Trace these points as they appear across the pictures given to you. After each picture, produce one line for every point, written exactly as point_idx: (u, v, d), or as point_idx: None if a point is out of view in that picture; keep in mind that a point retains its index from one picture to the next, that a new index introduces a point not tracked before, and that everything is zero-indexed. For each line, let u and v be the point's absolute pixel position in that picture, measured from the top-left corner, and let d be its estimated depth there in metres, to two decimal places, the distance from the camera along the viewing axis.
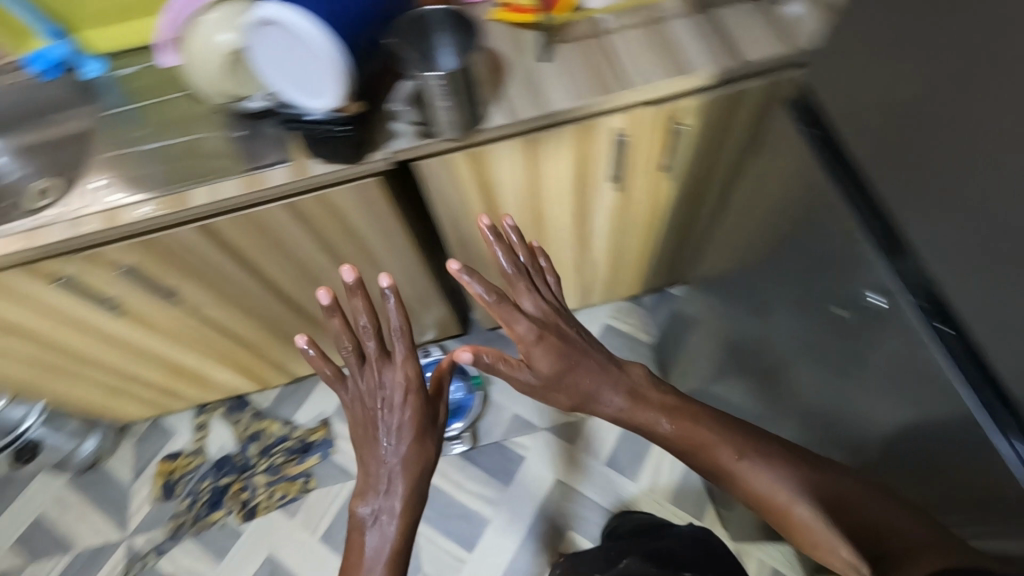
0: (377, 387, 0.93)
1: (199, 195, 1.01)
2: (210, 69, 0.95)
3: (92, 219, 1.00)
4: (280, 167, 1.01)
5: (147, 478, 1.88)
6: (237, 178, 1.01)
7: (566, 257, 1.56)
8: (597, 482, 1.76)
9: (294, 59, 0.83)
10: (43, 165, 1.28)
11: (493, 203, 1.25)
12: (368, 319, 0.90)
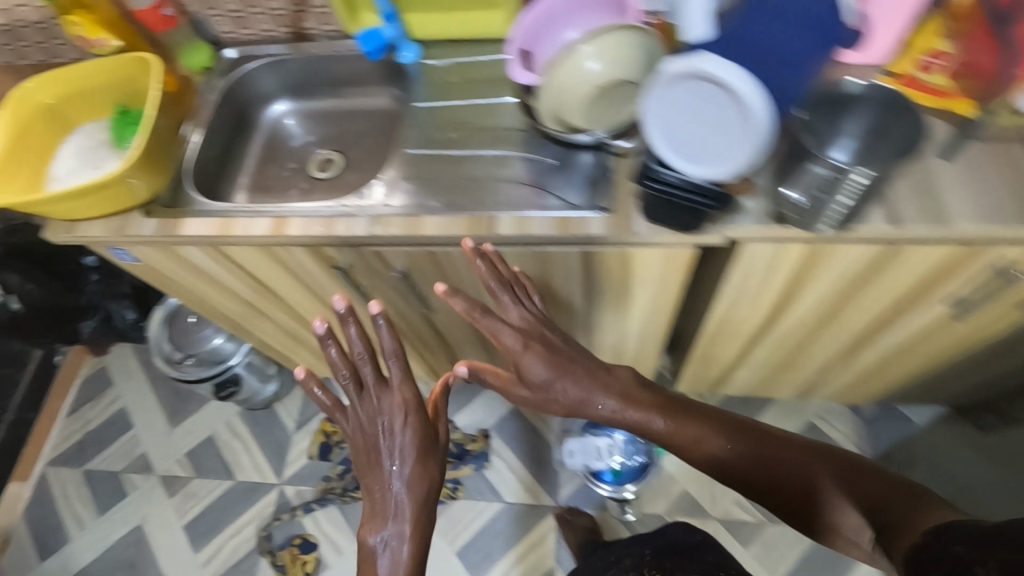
0: (380, 414, 0.87)
1: (507, 225, 0.92)
2: (566, 95, 0.85)
3: (395, 221, 0.95)
4: (600, 216, 0.91)
5: (309, 432, 1.94)
6: (550, 216, 0.92)
7: (822, 357, 1.34)
8: (586, 449, 1.65)
9: (709, 117, 0.69)
10: (326, 136, 1.27)
11: (795, 294, 1.05)
12: (358, 339, 0.88)
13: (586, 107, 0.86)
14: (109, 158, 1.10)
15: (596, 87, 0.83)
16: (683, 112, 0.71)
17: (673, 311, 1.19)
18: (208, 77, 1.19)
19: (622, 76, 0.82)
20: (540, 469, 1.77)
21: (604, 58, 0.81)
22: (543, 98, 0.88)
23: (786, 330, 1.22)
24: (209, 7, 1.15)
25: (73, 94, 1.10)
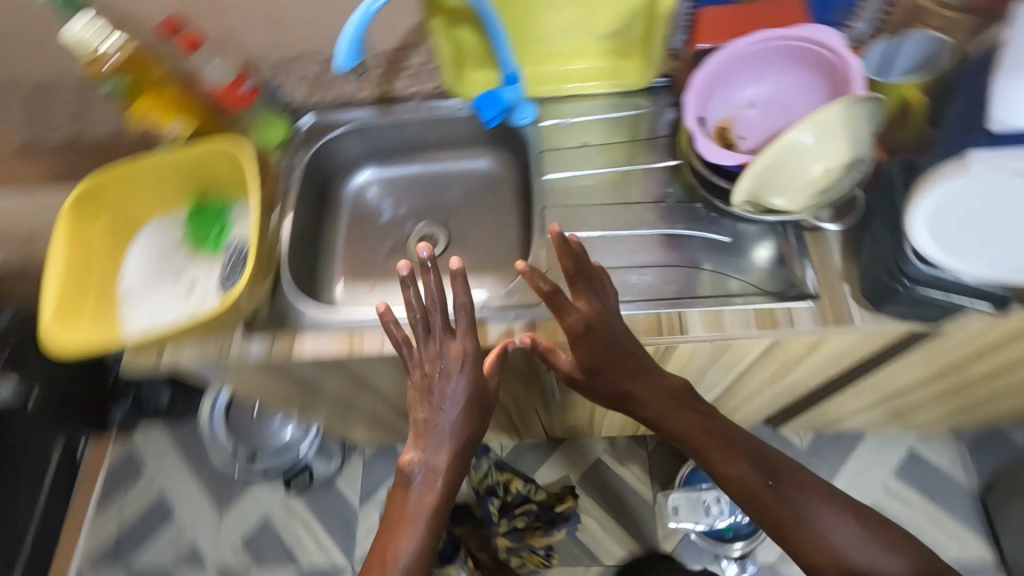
0: (434, 365, 0.73)
1: (697, 323, 0.79)
2: (777, 172, 0.72)
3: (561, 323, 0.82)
4: (808, 308, 0.77)
5: (375, 504, 1.53)
6: (748, 309, 0.79)
7: (962, 401, 1.26)
8: (695, 504, 1.48)
9: (1019, 222, 0.59)
10: (418, 206, 1.11)
11: (980, 356, 0.95)
12: (435, 289, 0.72)
13: (806, 188, 0.72)
14: (188, 261, 0.93)
15: (823, 165, 0.69)
16: (989, 215, 0.59)
17: (828, 379, 1.07)
18: (285, 152, 1.02)
19: (853, 154, 0.69)
20: (638, 526, 1.62)
21: (828, 135, 0.68)
22: (745, 181, 0.72)
23: (941, 381, 1.13)
24: (285, 71, 0.99)
25: (137, 189, 0.93)
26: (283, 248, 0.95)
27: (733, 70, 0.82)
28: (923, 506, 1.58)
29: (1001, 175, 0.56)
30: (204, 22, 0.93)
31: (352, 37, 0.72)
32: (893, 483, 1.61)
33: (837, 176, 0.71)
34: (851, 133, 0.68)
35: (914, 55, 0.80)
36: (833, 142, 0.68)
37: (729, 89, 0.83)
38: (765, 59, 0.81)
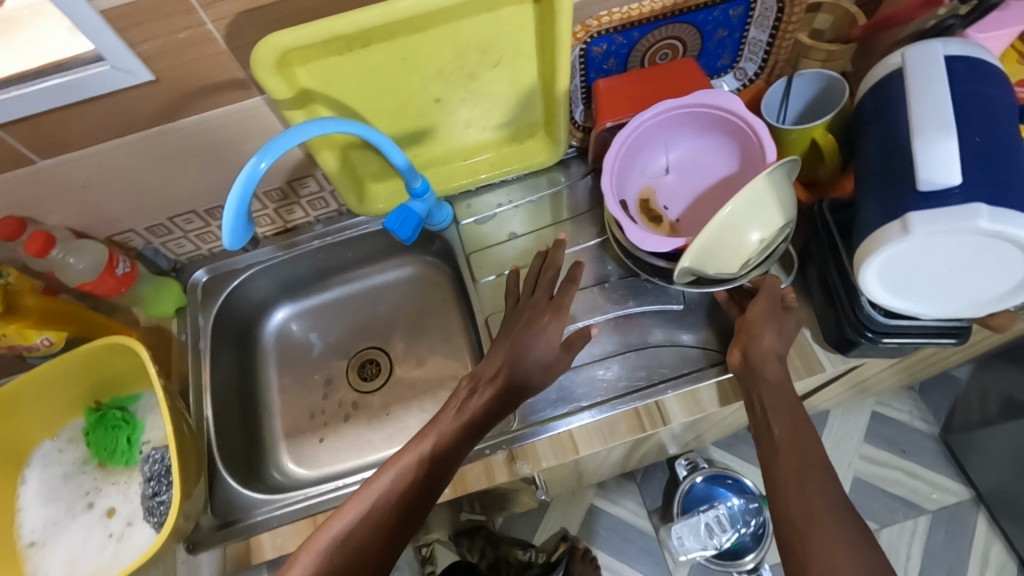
0: (514, 328, 0.73)
1: (675, 409, 0.76)
2: (722, 244, 0.67)
3: (540, 443, 0.76)
4: None
5: None
6: (718, 379, 0.77)
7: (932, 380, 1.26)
8: (693, 526, 1.35)
9: (965, 268, 0.59)
10: (349, 330, 1.02)
11: (941, 357, 0.96)
12: (537, 263, 0.80)
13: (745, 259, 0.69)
14: (98, 483, 0.79)
15: (760, 234, 0.67)
16: (938, 265, 0.59)
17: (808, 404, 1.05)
18: (184, 318, 0.91)
19: (784, 219, 0.68)
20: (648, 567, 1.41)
21: (762, 205, 0.66)
22: (688, 259, 0.67)
23: (913, 375, 1.13)
24: (163, 234, 0.87)
25: (9, 419, 0.77)
26: (211, 433, 0.83)
27: (639, 145, 0.80)
28: (902, 466, 1.35)
29: (945, 234, 0.56)
30: (50, 217, 0.77)
31: (235, 215, 0.62)
32: (867, 448, 1.37)
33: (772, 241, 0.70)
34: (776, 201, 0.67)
35: (805, 96, 0.81)
36: (763, 210, 0.66)
37: (637, 164, 0.82)
38: (665, 130, 0.81)
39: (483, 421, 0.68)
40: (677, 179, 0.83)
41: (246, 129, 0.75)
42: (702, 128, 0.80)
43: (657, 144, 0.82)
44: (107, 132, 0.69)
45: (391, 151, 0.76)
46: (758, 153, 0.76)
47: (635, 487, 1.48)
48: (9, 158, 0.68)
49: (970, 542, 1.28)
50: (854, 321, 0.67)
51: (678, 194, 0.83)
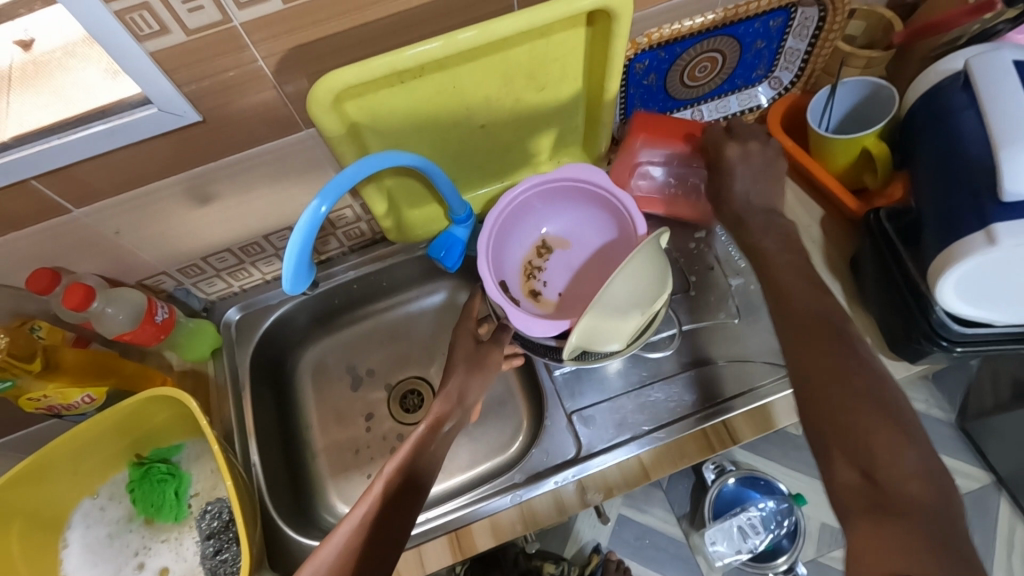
0: (466, 368, 0.76)
1: (745, 426, 0.76)
2: (614, 317, 0.64)
3: (609, 471, 0.75)
4: None
5: None
6: (785, 391, 0.77)
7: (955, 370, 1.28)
8: (724, 529, 1.27)
9: None
10: (385, 360, 0.98)
11: None
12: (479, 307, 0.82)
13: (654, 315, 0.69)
14: (146, 542, 0.76)
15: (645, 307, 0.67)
16: (1017, 273, 0.59)
17: None
18: (221, 360, 0.87)
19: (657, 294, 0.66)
20: (679, 572, 1.32)
21: (643, 279, 0.63)
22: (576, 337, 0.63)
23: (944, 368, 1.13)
24: (196, 274, 0.84)
25: (46, 482, 0.72)
26: (261, 480, 0.80)
27: (509, 224, 0.78)
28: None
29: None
30: (82, 266, 0.73)
31: (297, 261, 0.61)
32: None
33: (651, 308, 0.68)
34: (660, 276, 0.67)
35: (848, 103, 0.81)
36: (644, 284, 0.63)
37: (507, 241, 0.79)
38: (567, 202, 0.79)
39: (412, 460, 0.67)
40: (574, 254, 0.80)
41: (288, 164, 0.73)
42: (552, 200, 0.79)
43: (527, 222, 0.80)
44: (146, 176, 0.66)
45: (441, 182, 0.75)
46: (627, 223, 0.75)
47: (661, 493, 1.38)
48: (44, 208, 0.64)
49: (994, 527, 1.27)
50: (929, 331, 0.67)
51: (568, 272, 0.80)
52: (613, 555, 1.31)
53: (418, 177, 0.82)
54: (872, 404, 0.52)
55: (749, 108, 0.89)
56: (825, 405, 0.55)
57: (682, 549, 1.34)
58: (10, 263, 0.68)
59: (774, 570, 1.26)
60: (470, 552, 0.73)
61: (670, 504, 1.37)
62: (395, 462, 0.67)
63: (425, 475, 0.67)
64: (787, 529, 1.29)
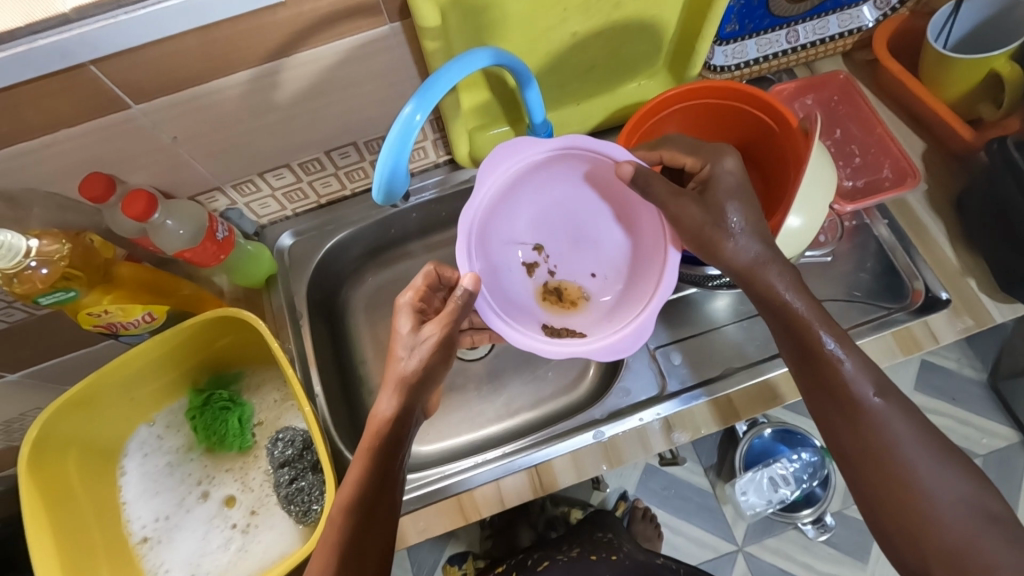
0: (430, 349, 0.59)
1: None
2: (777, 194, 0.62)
3: (697, 409, 0.71)
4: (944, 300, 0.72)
5: None
6: (884, 334, 0.72)
7: (999, 333, 1.26)
8: (756, 479, 1.22)
9: None
10: None
11: None
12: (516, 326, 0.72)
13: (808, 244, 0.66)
14: (209, 471, 0.72)
15: (803, 218, 0.63)
16: None
17: None
18: (275, 288, 0.82)
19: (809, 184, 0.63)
20: (706, 519, 1.28)
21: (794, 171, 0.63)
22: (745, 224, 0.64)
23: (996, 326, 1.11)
24: (249, 193, 0.77)
25: (98, 408, 0.68)
26: (324, 411, 0.76)
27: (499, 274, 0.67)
28: (952, 413, 1.25)
29: None
30: (134, 176, 0.67)
31: (392, 169, 0.54)
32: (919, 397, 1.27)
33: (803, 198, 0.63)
34: (822, 184, 0.63)
35: (970, 21, 0.75)
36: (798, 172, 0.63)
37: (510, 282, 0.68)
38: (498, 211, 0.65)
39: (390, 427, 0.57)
40: (555, 228, 0.70)
41: (362, 68, 0.66)
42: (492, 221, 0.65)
43: (500, 247, 0.68)
44: (211, 71, 0.59)
45: (532, 98, 0.68)
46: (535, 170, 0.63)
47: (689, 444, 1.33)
48: (101, 102, 0.57)
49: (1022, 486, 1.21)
50: None
51: (571, 244, 0.71)
52: (640, 503, 1.27)
53: (496, 88, 0.76)
54: (941, 475, 0.52)
55: (851, 31, 0.82)
56: (894, 475, 0.53)
57: (709, 500, 1.29)
58: (61, 168, 0.61)
59: (801, 520, 1.24)
60: (551, 488, 0.70)
61: (698, 455, 1.32)
62: (352, 486, 0.56)
63: (390, 484, 0.56)
64: (819, 480, 1.25)
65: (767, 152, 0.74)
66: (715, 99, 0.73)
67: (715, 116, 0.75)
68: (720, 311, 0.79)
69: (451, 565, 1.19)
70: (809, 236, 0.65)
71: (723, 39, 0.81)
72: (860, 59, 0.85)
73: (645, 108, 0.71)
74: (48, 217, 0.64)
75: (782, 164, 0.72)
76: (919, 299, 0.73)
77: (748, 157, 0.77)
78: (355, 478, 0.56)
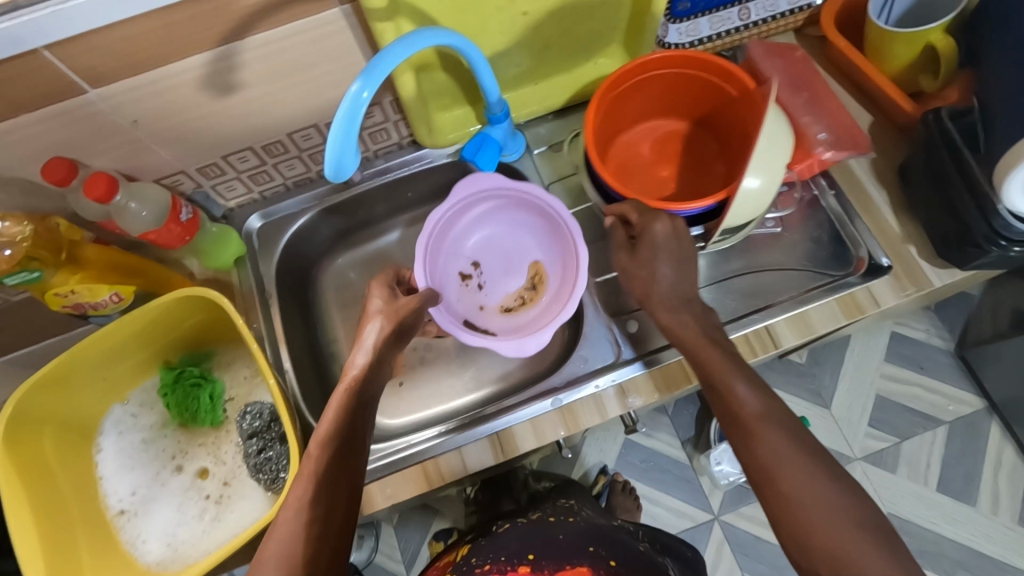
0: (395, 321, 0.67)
1: (787, 332, 0.75)
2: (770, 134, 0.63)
3: (650, 375, 0.74)
4: (886, 264, 0.75)
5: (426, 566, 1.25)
6: (831, 299, 0.75)
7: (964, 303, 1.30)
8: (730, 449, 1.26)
9: None
10: None
11: None
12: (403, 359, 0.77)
13: (771, 202, 0.66)
14: (183, 446, 0.75)
15: (761, 180, 0.63)
16: None
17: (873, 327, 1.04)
18: (245, 269, 0.84)
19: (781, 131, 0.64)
20: (682, 488, 1.32)
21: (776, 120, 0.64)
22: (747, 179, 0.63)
23: None
24: (215, 176, 0.79)
25: (70, 387, 0.70)
26: (294, 386, 0.79)
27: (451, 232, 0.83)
28: (917, 380, 1.30)
29: None
30: (97, 160, 0.68)
31: (340, 149, 0.55)
32: (888, 366, 1.32)
33: (777, 147, 0.63)
34: (778, 144, 0.64)
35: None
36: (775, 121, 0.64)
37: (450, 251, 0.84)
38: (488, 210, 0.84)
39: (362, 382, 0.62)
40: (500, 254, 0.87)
41: (318, 49, 0.67)
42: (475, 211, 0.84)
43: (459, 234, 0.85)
44: (166, 55, 0.60)
45: (485, 75, 0.70)
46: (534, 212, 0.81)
47: (666, 419, 1.37)
48: (58, 86, 0.58)
49: (982, 448, 1.26)
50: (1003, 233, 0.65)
51: (503, 270, 0.87)
52: (620, 477, 1.31)
53: (453, 69, 0.78)
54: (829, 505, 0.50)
55: (800, 7, 0.84)
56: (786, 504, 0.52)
57: (686, 471, 1.34)
58: (24, 154, 0.63)
59: None
60: (513, 453, 0.73)
61: (674, 428, 1.36)
62: (329, 424, 0.59)
63: (362, 435, 0.59)
64: None
65: (735, 120, 0.74)
66: (687, 68, 0.72)
67: (683, 85, 0.74)
68: None
69: (437, 541, 1.22)
70: (766, 199, 0.65)
71: (676, 17, 0.82)
72: (811, 35, 0.88)
73: (619, 74, 0.70)
74: (13, 201, 0.66)
75: (748, 131, 0.72)
76: (864, 266, 0.76)
77: (715, 125, 0.78)
78: (328, 422, 0.59)
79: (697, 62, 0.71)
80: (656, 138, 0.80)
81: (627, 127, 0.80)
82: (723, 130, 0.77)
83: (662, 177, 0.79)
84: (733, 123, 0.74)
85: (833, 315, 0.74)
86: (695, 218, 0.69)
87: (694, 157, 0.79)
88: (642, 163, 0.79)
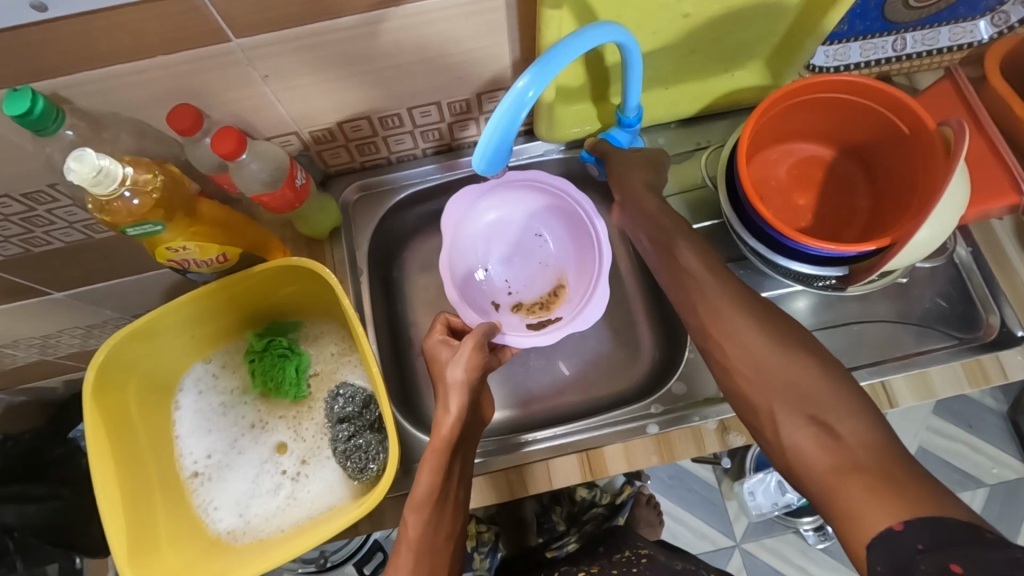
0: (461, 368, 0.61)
1: (905, 391, 0.71)
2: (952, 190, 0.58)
3: None
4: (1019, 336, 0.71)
5: None
6: (955, 364, 0.71)
7: None
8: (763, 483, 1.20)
9: None
10: None
11: None
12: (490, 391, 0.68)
13: (929, 253, 0.62)
14: (262, 416, 0.73)
15: (934, 228, 0.59)
16: None
17: None
18: (338, 240, 0.81)
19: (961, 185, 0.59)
20: (710, 513, 1.29)
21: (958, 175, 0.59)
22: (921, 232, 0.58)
23: None
24: (324, 141, 0.76)
25: (157, 341, 0.68)
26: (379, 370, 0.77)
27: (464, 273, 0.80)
28: (965, 440, 1.25)
29: None
30: (219, 110, 0.65)
31: (497, 145, 0.51)
32: (935, 419, 1.27)
33: (954, 203, 0.59)
34: (958, 198, 0.59)
35: None
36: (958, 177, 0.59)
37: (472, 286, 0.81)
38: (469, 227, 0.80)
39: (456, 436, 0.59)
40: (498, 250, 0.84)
41: (466, 26, 0.63)
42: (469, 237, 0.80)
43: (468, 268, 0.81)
44: (315, 14, 0.56)
45: (634, 77, 0.64)
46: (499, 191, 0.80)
47: None
48: (203, 33, 0.55)
49: None
50: None
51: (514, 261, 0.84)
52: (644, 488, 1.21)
53: (593, 65, 0.74)
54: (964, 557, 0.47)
55: (961, 45, 0.78)
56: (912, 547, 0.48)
57: (713, 495, 1.30)
58: (152, 95, 0.60)
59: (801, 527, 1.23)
60: (601, 475, 0.71)
61: None
62: (423, 486, 0.57)
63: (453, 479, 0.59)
64: None
65: (893, 156, 0.69)
66: (852, 95, 0.67)
67: (843, 111, 0.69)
68: (802, 312, 0.77)
69: None
70: (929, 249, 0.61)
71: (828, 39, 0.77)
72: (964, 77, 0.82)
73: (782, 91, 0.66)
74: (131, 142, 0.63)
75: (908, 172, 0.67)
76: (992, 334, 0.72)
77: (866, 157, 0.73)
78: (424, 481, 0.57)
79: (866, 93, 0.66)
80: (796, 163, 0.75)
81: (768, 148, 0.75)
82: (873, 165, 0.73)
83: (799, 207, 0.74)
84: (894, 164, 0.69)
85: (957, 381, 0.70)
86: (844, 259, 0.65)
87: (837, 190, 0.74)
88: (780, 188, 0.75)
